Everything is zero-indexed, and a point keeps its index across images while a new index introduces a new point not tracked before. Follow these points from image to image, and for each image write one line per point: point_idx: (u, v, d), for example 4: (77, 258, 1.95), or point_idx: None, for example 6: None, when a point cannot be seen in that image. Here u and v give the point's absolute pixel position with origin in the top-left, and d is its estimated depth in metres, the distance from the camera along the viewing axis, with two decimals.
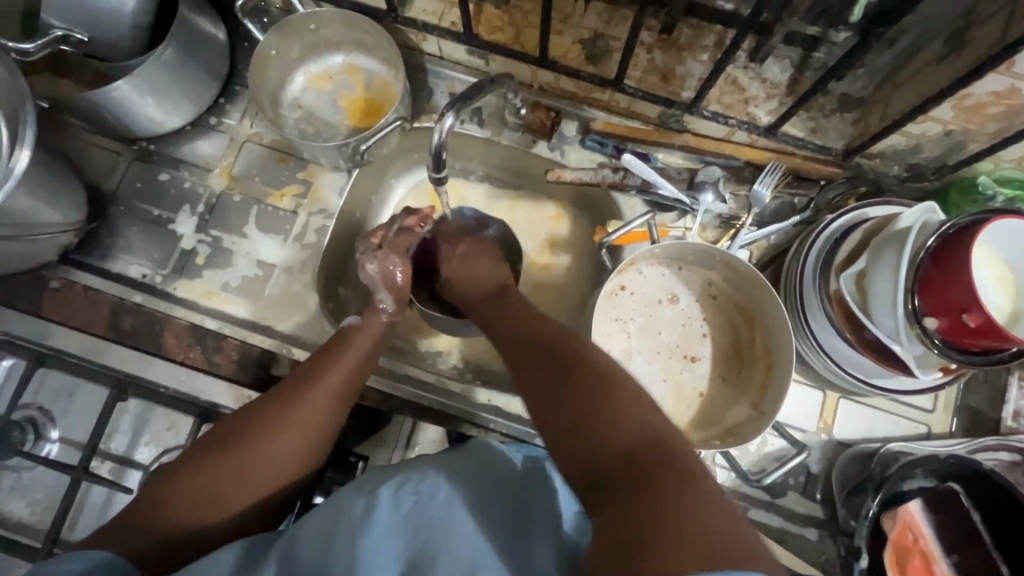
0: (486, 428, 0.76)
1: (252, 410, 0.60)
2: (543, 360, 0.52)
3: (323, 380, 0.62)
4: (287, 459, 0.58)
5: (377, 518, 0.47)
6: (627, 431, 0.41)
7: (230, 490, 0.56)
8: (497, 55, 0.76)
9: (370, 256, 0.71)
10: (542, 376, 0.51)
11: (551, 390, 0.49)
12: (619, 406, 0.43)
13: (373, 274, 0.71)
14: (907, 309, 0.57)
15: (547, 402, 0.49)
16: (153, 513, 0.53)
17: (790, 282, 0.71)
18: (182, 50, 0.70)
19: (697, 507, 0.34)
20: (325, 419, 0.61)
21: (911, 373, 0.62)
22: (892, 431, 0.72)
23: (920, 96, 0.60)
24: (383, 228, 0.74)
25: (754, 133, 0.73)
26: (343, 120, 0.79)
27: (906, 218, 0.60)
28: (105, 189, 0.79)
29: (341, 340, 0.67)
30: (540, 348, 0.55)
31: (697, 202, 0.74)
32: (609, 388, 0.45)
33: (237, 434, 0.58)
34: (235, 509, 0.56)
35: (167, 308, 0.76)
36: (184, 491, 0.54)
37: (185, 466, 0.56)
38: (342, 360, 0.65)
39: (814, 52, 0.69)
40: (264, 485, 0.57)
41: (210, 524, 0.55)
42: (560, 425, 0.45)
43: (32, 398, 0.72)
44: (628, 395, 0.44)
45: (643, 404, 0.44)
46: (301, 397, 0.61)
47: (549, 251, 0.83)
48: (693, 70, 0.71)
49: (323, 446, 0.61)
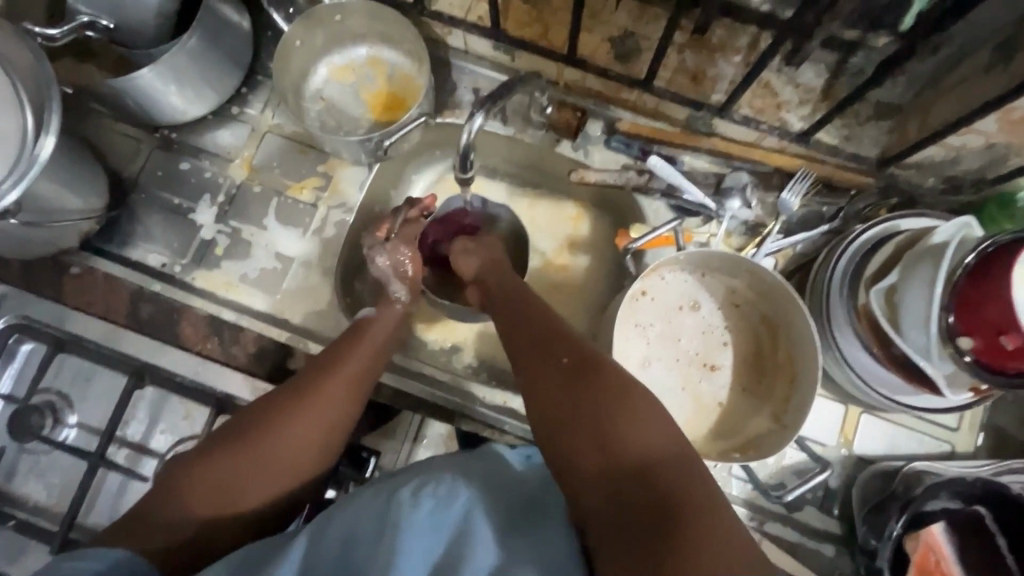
0: (502, 430, 0.76)
1: (271, 402, 0.60)
2: (561, 367, 0.52)
3: (343, 372, 0.62)
4: (308, 450, 0.58)
5: (407, 518, 0.46)
6: (646, 462, 0.45)
7: (252, 484, 0.55)
8: (523, 52, 0.74)
9: (378, 250, 0.71)
10: (546, 383, 0.52)
11: (555, 403, 0.50)
12: (619, 420, 0.47)
13: (385, 267, 0.72)
14: (941, 326, 0.56)
15: (552, 414, 0.50)
16: (175, 509, 0.53)
17: (816, 291, 0.70)
18: (207, 38, 0.69)
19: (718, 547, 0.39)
20: (346, 412, 0.61)
21: (939, 391, 0.60)
22: (915, 448, 0.70)
23: (965, 107, 0.58)
24: (388, 221, 0.73)
25: (784, 140, 0.71)
26: (365, 114, 0.78)
27: (941, 232, 0.58)
28: (126, 176, 0.78)
29: (358, 331, 0.67)
30: (536, 350, 0.55)
31: (722, 208, 0.72)
32: (619, 405, 0.48)
33: (257, 426, 0.58)
34: (259, 505, 0.56)
35: (184, 298, 0.76)
36: (204, 484, 0.54)
37: (201, 460, 0.55)
38: (360, 352, 0.65)
39: (851, 57, 0.66)
40: (285, 477, 0.57)
41: (237, 522, 0.55)
42: (582, 436, 0.47)
43: (51, 383, 0.73)
44: (638, 411, 0.47)
45: (654, 422, 0.47)
46: (320, 389, 0.60)
47: (567, 252, 0.82)
48: (725, 72, 0.70)
49: (343, 438, 0.61)
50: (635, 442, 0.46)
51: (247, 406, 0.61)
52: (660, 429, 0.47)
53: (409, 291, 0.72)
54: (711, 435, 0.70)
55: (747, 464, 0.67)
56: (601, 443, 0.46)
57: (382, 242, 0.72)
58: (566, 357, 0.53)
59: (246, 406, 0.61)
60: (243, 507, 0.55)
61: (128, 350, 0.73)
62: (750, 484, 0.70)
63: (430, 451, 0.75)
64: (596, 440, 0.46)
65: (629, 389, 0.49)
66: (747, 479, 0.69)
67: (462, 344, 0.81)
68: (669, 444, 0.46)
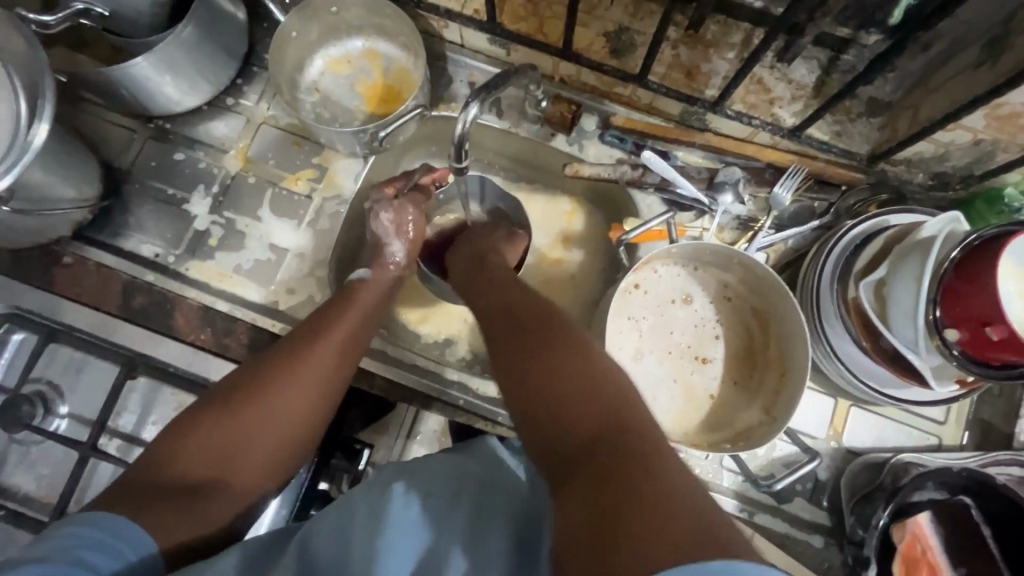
0: (496, 422, 0.76)
1: (257, 369, 0.61)
2: (544, 338, 0.51)
3: (327, 337, 0.63)
4: (291, 413, 0.59)
5: (392, 515, 0.47)
6: (613, 412, 0.41)
7: (236, 447, 0.56)
8: (520, 46, 0.75)
9: (383, 206, 0.71)
10: (513, 353, 0.52)
11: (533, 370, 0.48)
12: (587, 382, 0.44)
13: (387, 224, 0.72)
14: (928, 319, 0.56)
15: (517, 379, 0.49)
16: (160, 475, 0.53)
17: (807, 285, 0.71)
18: (202, 29, 0.69)
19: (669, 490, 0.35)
20: (331, 377, 0.62)
21: (927, 383, 0.61)
22: (902, 440, 0.71)
23: (954, 103, 0.59)
24: (398, 181, 0.73)
25: (777, 135, 0.72)
26: (360, 106, 0.78)
27: (929, 227, 0.59)
28: (119, 167, 0.78)
29: (342, 301, 0.67)
30: (525, 328, 0.54)
31: (715, 203, 0.73)
32: (579, 364, 0.46)
33: (242, 391, 0.58)
34: (248, 470, 0.56)
35: (177, 288, 0.76)
36: (190, 447, 0.54)
37: (187, 426, 0.56)
38: (345, 321, 0.65)
39: (843, 55, 0.67)
40: (268, 441, 0.57)
41: (224, 486, 0.54)
42: (553, 399, 0.45)
43: (42, 372, 0.73)
44: (599, 368, 0.45)
45: (612, 374, 0.45)
46: (304, 357, 0.61)
47: (562, 246, 0.82)
48: (719, 68, 0.71)
49: (330, 404, 0.62)
50: (603, 401, 0.42)
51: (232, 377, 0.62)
52: (622, 382, 0.44)
53: (406, 256, 0.73)
54: (702, 426, 0.71)
55: (738, 455, 0.67)
56: (569, 393, 0.44)
57: (388, 199, 0.72)
58: (530, 327, 0.53)
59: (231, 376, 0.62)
60: (231, 473, 0.55)
61: (120, 341, 0.73)
62: (740, 476, 0.70)
63: (423, 448, 0.75)
64: (550, 400, 0.45)
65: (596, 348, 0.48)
66: (738, 471, 0.70)
67: (457, 336, 0.81)
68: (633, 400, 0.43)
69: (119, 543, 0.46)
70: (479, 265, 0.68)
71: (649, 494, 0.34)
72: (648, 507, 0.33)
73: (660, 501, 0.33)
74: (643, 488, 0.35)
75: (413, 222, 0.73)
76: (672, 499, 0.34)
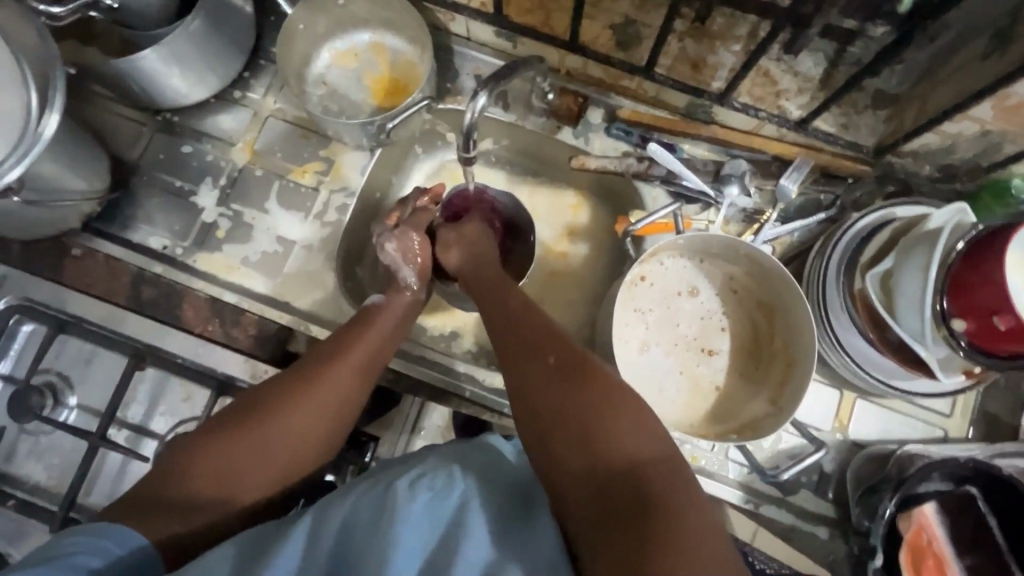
0: (501, 413, 0.76)
1: (274, 387, 0.60)
2: (553, 366, 0.54)
3: (348, 360, 0.62)
4: (308, 437, 0.59)
5: (401, 508, 0.47)
6: (626, 452, 0.47)
7: (252, 468, 0.56)
8: (526, 39, 0.75)
9: (387, 236, 0.71)
10: (519, 378, 0.55)
11: (548, 402, 0.52)
12: (605, 418, 0.49)
13: (394, 254, 0.71)
14: (935, 310, 0.57)
15: (533, 413, 0.52)
16: (183, 491, 0.53)
17: (813, 278, 0.71)
18: (210, 22, 0.69)
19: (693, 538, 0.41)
20: (348, 401, 0.61)
21: (933, 374, 0.61)
22: (908, 433, 0.71)
23: (960, 94, 0.59)
24: (399, 211, 0.74)
25: (784, 128, 0.72)
26: (366, 99, 0.78)
27: (937, 218, 0.59)
28: (127, 159, 0.79)
29: (362, 319, 0.67)
30: (534, 354, 0.56)
31: (721, 195, 0.73)
32: (597, 404, 0.50)
33: (259, 411, 0.58)
34: (261, 489, 0.57)
35: (186, 280, 0.76)
36: (206, 464, 0.55)
37: (203, 442, 0.56)
38: (367, 339, 0.65)
39: (849, 47, 0.67)
40: (283, 463, 0.58)
41: (235, 504, 0.55)
42: (572, 436, 0.49)
43: (51, 363, 0.73)
44: (617, 411, 0.50)
45: (631, 422, 0.49)
46: (323, 378, 0.60)
47: (567, 240, 0.83)
48: (725, 61, 0.71)
49: (345, 426, 0.62)
50: (618, 440, 0.48)
51: (251, 390, 0.61)
52: (638, 427, 0.49)
53: (419, 278, 0.71)
54: (708, 418, 0.71)
55: (744, 446, 0.67)
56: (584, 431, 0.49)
57: (392, 230, 0.71)
58: (533, 354, 0.56)
59: (247, 390, 0.62)
60: (252, 489, 0.56)
61: (129, 332, 0.74)
62: (746, 467, 0.71)
63: (427, 442, 0.75)
64: (568, 438, 0.49)
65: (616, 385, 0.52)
66: (744, 463, 0.70)
67: (462, 330, 0.82)
68: (650, 447, 0.48)
69: (112, 543, 0.48)
70: (497, 278, 0.68)
71: (671, 543, 0.40)
72: (674, 545, 0.40)
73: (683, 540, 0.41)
74: (667, 530, 0.41)
75: (419, 247, 0.72)
76: (686, 534, 0.41)
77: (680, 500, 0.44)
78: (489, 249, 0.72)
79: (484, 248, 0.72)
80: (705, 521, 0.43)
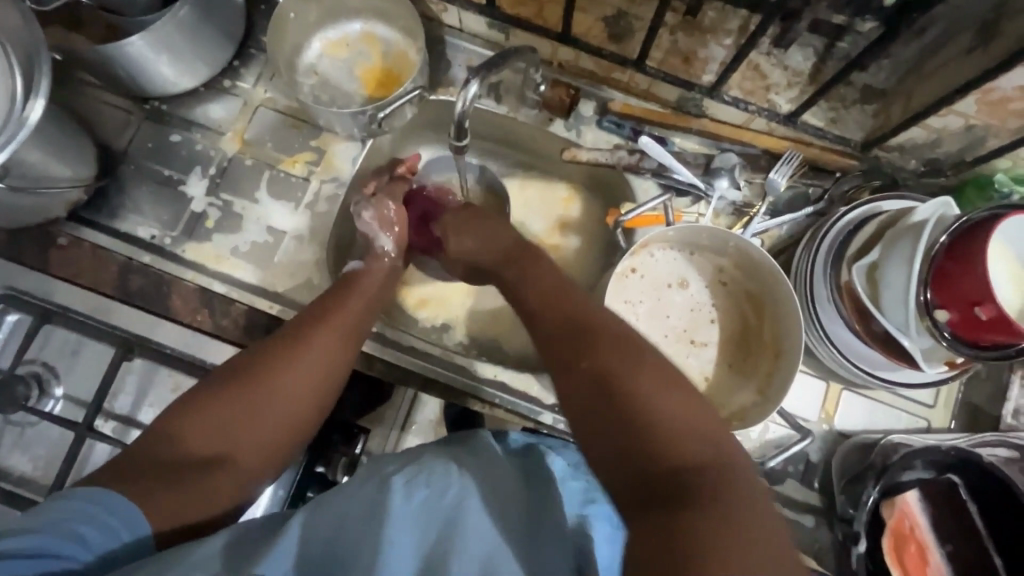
0: (492, 404, 0.76)
1: (260, 350, 0.61)
2: (606, 347, 0.50)
3: (333, 321, 0.63)
4: (297, 399, 0.59)
5: (394, 508, 0.47)
6: (683, 437, 0.43)
7: (243, 429, 0.56)
8: (519, 30, 0.75)
9: (364, 204, 0.72)
10: (566, 360, 0.51)
11: (601, 384, 0.47)
12: (662, 402, 0.45)
13: (371, 221, 0.72)
14: (919, 301, 0.57)
15: (578, 392, 0.48)
16: (172, 454, 0.53)
17: (800, 270, 0.72)
18: (200, 8, 0.68)
19: (744, 528, 0.38)
20: (335, 363, 0.62)
21: (917, 365, 0.63)
22: (893, 423, 0.72)
23: (946, 88, 0.60)
24: (375, 180, 0.75)
25: (773, 121, 0.73)
26: (358, 89, 0.78)
27: (922, 212, 0.60)
28: (115, 148, 0.78)
29: (345, 285, 0.68)
30: (582, 335, 0.52)
31: (711, 188, 0.74)
32: (645, 384, 0.46)
33: (247, 373, 0.58)
34: (252, 453, 0.56)
35: (175, 270, 0.75)
36: (194, 426, 0.55)
37: (191, 405, 0.56)
38: (351, 303, 0.66)
39: (839, 42, 0.68)
40: (273, 426, 0.57)
41: (227, 467, 0.54)
42: (628, 417, 0.45)
43: (36, 354, 0.72)
44: (665, 390, 0.46)
45: (686, 408, 0.45)
46: (308, 339, 0.61)
47: (558, 233, 0.83)
48: (715, 54, 0.71)
49: (334, 390, 0.62)
50: (673, 424, 0.44)
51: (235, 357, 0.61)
52: (688, 410, 0.45)
53: (395, 245, 0.72)
54: None
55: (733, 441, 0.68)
56: (640, 413, 0.45)
57: (368, 198, 0.73)
58: (579, 335, 0.52)
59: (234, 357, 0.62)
60: (244, 452, 0.56)
61: (117, 322, 0.73)
62: None
63: (417, 438, 0.78)
64: (609, 417, 0.46)
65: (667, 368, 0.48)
66: None
67: (453, 322, 0.82)
68: (700, 433, 0.44)
69: (107, 514, 0.47)
70: (520, 258, 0.65)
71: (711, 517, 0.38)
72: (720, 530, 0.38)
73: (733, 527, 0.38)
74: (719, 515, 0.39)
75: (395, 214, 0.73)
76: (734, 515, 0.39)
77: (727, 484, 0.41)
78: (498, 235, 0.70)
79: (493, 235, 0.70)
80: (750, 502, 0.40)
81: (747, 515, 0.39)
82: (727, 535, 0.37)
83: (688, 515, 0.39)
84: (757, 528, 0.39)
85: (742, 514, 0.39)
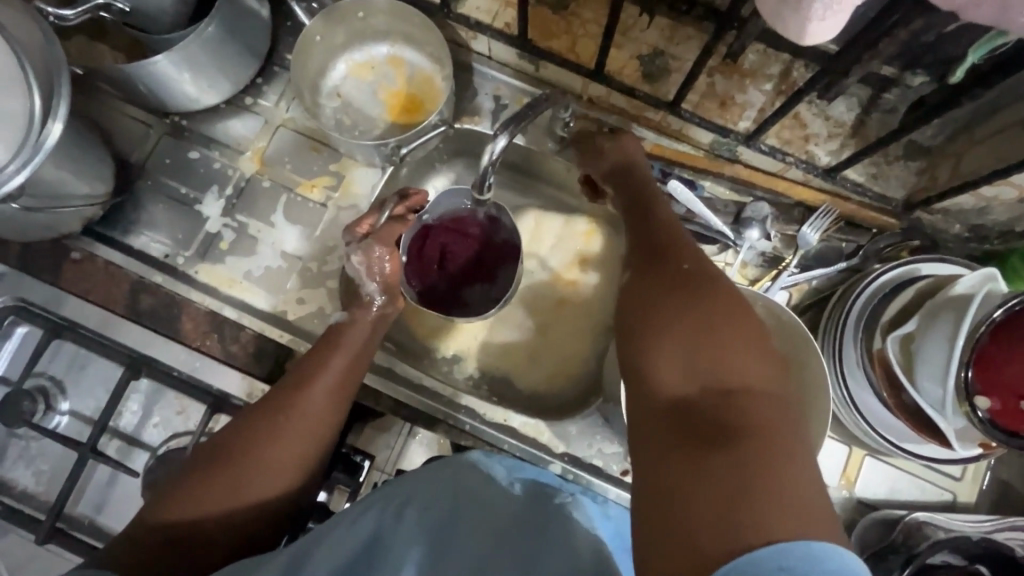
0: (500, 449, 0.75)
1: (249, 418, 0.60)
2: (672, 272, 0.48)
3: (318, 383, 0.62)
4: (282, 461, 0.58)
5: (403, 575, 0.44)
6: (738, 372, 0.39)
7: (225, 497, 0.55)
8: (550, 63, 0.73)
9: (353, 247, 0.67)
10: (638, 282, 0.50)
11: (662, 307, 0.45)
12: (724, 332, 0.41)
13: (358, 266, 0.68)
14: (959, 382, 0.53)
15: (636, 313, 0.47)
16: (156, 526, 0.52)
17: (831, 324, 0.69)
18: (225, 29, 0.67)
19: (783, 482, 0.33)
20: (325, 421, 0.61)
21: (948, 444, 0.60)
22: (917, 495, 0.70)
23: (1001, 160, 0.56)
24: (371, 217, 0.68)
25: (811, 173, 0.69)
26: (381, 114, 0.76)
27: (964, 284, 0.56)
28: (133, 161, 0.77)
29: (331, 340, 0.66)
30: (654, 262, 0.50)
31: (741, 237, 0.71)
32: (695, 313, 0.43)
33: (235, 444, 0.57)
34: (235, 517, 0.55)
35: (185, 291, 0.74)
36: (179, 498, 0.54)
37: (180, 481, 0.55)
38: (335, 359, 0.64)
39: (884, 94, 0.65)
40: (257, 492, 0.56)
41: (208, 533, 0.54)
42: (681, 337, 0.42)
43: (45, 367, 0.72)
44: (733, 330, 0.41)
45: (748, 344, 0.41)
46: (297, 403, 0.60)
47: (578, 268, 0.78)
48: (754, 100, 0.68)
49: (319, 452, 0.61)
50: (733, 357, 0.40)
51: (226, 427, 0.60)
52: (752, 357, 0.40)
53: (386, 293, 0.68)
54: None
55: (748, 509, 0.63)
56: (699, 337, 0.42)
57: (359, 239, 0.67)
58: (655, 263, 0.50)
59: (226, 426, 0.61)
60: (227, 520, 0.54)
61: (125, 341, 0.72)
62: None
63: (422, 447, 0.78)
64: (658, 350, 0.43)
65: (735, 302, 0.44)
66: None
67: (464, 353, 0.78)
68: (750, 368, 0.39)
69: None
70: (630, 180, 0.63)
71: (752, 461, 0.34)
72: (758, 476, 0.33)
73: (774, 472, 0.33)
74: (761, 454, 0.34)
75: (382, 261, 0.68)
76: (779, 465, 0.34)
77: (779, 429, 0.36)
78: (642, 167, 0.65)
79: (640, 160, 0.65)
80: (805, 462, 0.35)
81: (781, 458, 0.34)
82: (764, 480, 0.33)
83: (721, 452, 0.35)
84: (795, 485, 0.33)
85: (779, 459, 0.34)
